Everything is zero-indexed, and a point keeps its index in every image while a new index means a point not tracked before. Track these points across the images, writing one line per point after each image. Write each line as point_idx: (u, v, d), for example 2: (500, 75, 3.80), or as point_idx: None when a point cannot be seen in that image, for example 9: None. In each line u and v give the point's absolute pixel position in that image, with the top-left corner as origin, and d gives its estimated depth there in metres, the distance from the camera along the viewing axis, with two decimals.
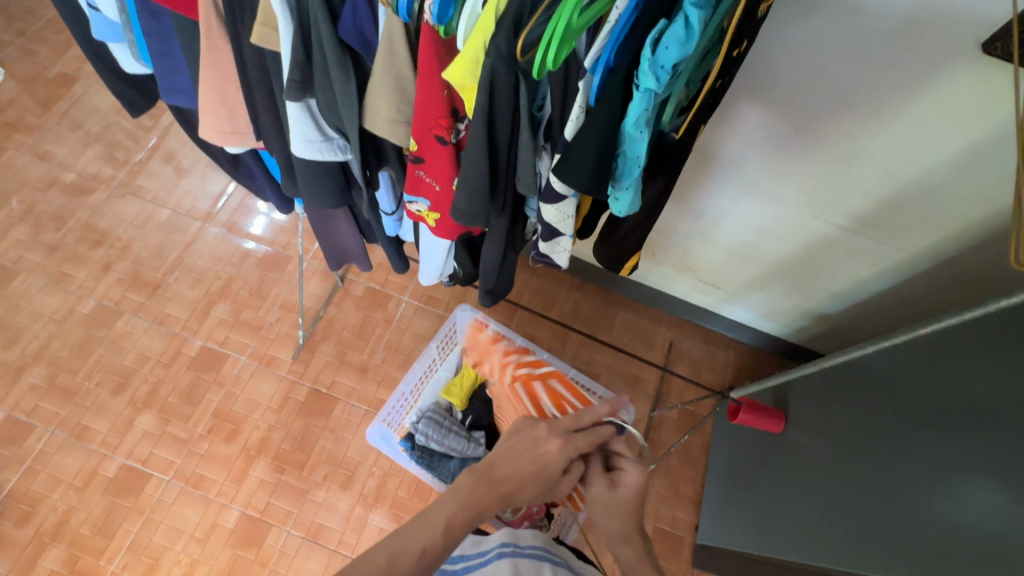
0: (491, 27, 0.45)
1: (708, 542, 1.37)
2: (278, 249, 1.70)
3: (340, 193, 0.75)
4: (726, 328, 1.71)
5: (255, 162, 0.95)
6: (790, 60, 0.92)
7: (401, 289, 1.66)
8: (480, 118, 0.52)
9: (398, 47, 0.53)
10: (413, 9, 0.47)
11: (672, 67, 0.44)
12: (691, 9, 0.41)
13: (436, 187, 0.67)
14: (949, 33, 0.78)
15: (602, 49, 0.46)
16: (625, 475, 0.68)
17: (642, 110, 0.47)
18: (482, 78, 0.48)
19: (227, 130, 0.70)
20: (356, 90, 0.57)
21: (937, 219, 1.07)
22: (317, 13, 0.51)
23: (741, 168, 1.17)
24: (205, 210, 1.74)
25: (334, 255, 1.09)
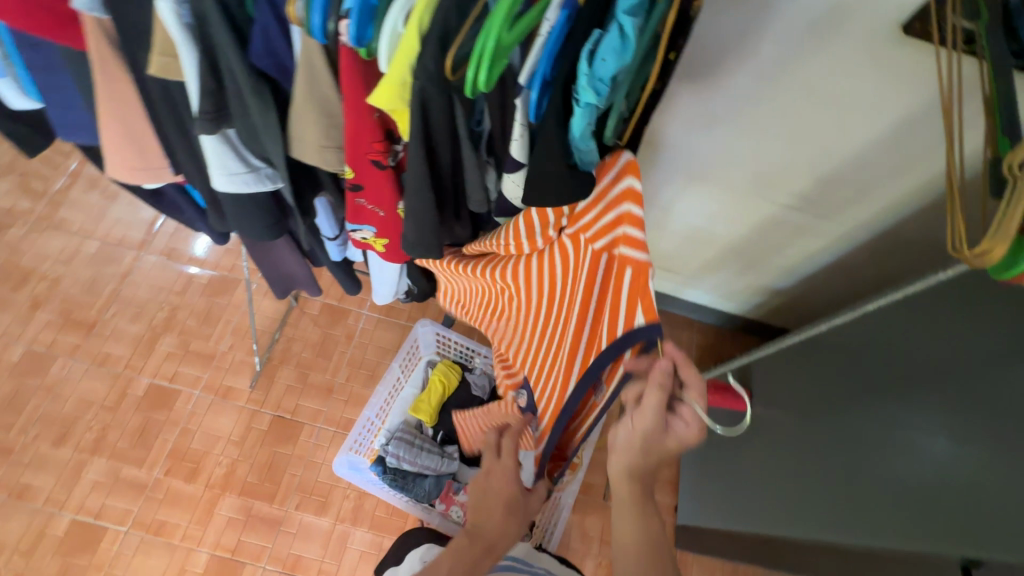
0: (416, 46, 0.42)
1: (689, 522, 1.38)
2: (224, 273, 1.61)
3: (275, 224, 0.70)
4: (687, 310, 1.74)
5: (180, 194, 0.88)
6: (727, 47, 0.92)
7: (360, 303, 1.60)
8: (416, 142, 0.48)
9: (318, 70, 0.49)
10: (328, 30, 0.43)
11: (610, 79, 0.43)
12: (623, 18, 0.40)
13: (380, 212, 0.64)
14: (875, 15, 0.80)
15: (537, 63, 0.44)
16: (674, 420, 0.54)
17: (586, 124, 0.45)
18: (413, 102, 0.45)
19: (138, 166, 0.63)
20: (277, 119, 0.53)
21: (876, 191, 1.11)
22: (221, 39, 0.46)
23: (688, 155, 1.18)
24: (140, 238, 1.63)
25: (280, 283, 1.03)
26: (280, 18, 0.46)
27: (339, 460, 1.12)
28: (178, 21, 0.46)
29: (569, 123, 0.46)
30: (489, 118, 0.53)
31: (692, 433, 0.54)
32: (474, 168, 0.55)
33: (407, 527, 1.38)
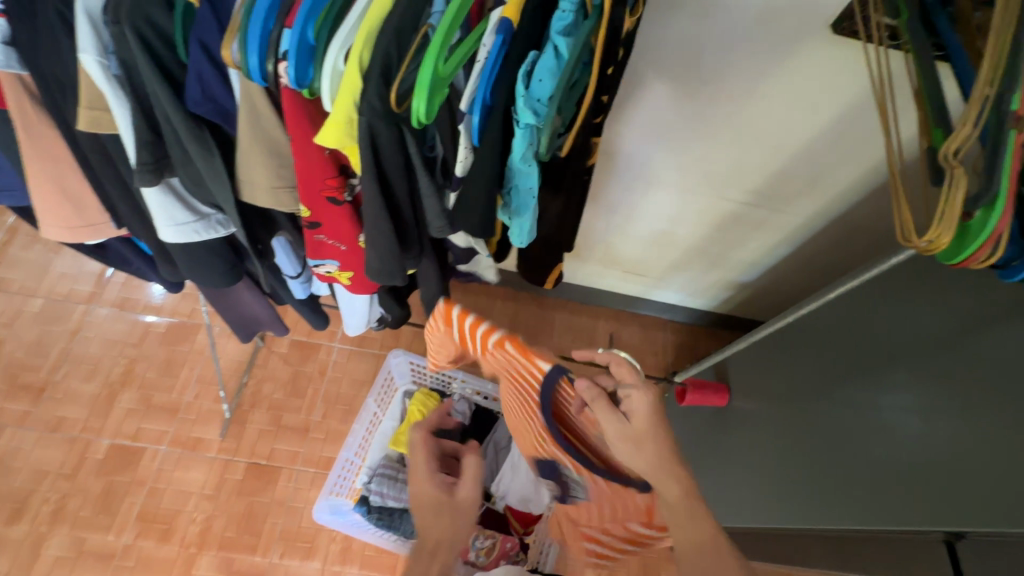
0: (359, 82, 0.41)
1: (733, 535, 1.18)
2: (183, 319, 1.54)
3: (232, 270, 0.67)
4: (659, 311, 1.76)
5: (126, 246, 0.84)
6: (671, 56, 0.94)
7: (330, 336, 1.56)
8: (369, 176, 0.47)
9: (261, 111, 0.48)
10: (267, 71, 0.42)
11: (548, 99, 0.43)
12: (558, 39, 0.42)
13: (342, 247, 0.62)
14: (806, 18, 0.83)
15: (476, 89, 0.44)
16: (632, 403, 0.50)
17: (527, 146, 0.45)
18: (361, 139, 0.44)
19: (76, 223, 0.60)
20: (223, 164, 0.51)
21: (826, 181, 1.15)
22: (155, 88, 0.44)
23: (645, 161, 1.20)
24: (88, 290, 1.54)
25: (244, 327, 0.99)
26: (216, 63, 0.44)
27: (319, 506, 1.08)
28: (106, 71, 0.44)
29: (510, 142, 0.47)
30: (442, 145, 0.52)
31: (631, 374, 0.52)
32: (432, 193, 0.54)
33: (399, 563, 1.33)
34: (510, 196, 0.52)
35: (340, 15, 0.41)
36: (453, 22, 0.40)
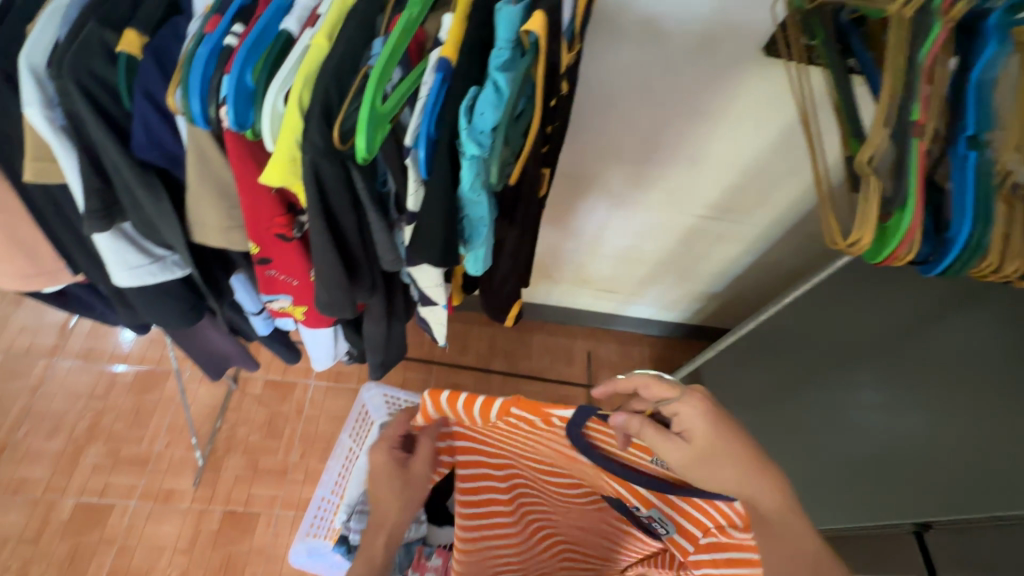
0: (300, 123, 0.42)
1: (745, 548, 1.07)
2: (151, 366, 1.50)
3: (191, 310, 0.67)
4: (634, 326, 1.79)
5: (86, 290, 0.83)
6: (618, 83, 0.99)
7: (306, 373, 1.54)
8: (316, 211, 0.49)
9: (209, 154, 0.49)
10: (210, 116, 0.43)
11: (491, 131, 0.45)
12: (497, 76, 0.43)
13: (293, 282, 0.63)
14: (739, 41, 0.89)
15: (420, 124, 0.46)
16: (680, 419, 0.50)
17: (475, 176, 0.47)
18: (306, 175, 0.45)
19: (28, 273, 0.60)
20: (172, 206, 0.51)
21: (778, 191, 1.20)
22: (100, 137, 0.45)
23: (605, 183, 1.24)
24: (51, 343, 1.50)
25: (212, 366, 0.98)
26: (161, 110, 0.45)
27: (297, 548, 1.07)
28: (52, 125, 0.44)
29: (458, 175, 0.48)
30: (391, 179, 0.54)
31: (670, 389, 0.50)
32: (381, 226, 0.55)
33: None
34: (463, 226, 0.55)
35: (278, 60, 0.43)
36: (390, 64, 0.42)
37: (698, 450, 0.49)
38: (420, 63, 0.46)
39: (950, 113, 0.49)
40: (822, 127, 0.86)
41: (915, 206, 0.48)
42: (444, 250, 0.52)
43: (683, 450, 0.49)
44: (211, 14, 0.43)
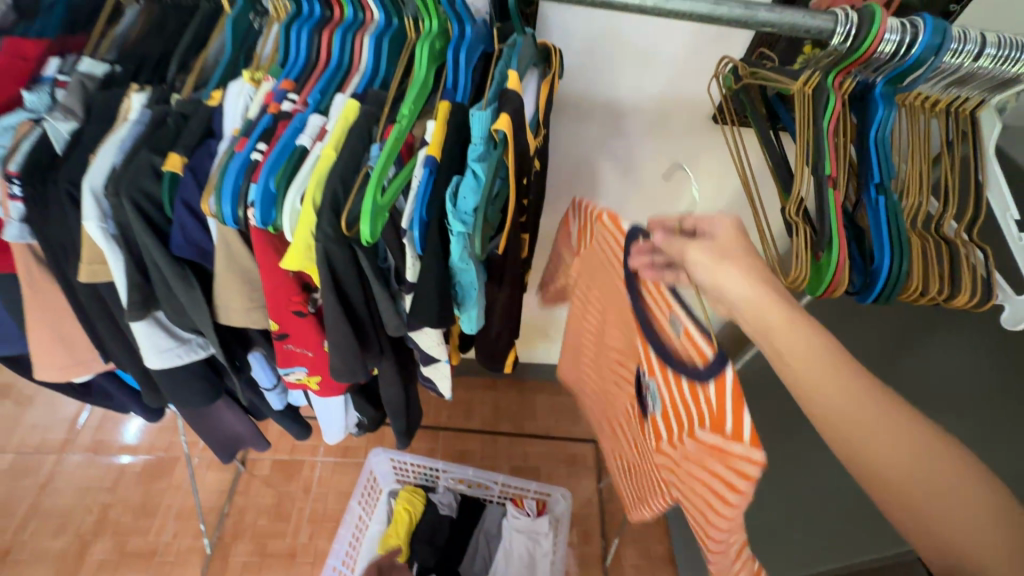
0: (313, 217, 0.51)
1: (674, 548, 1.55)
2: (159, 454, 1.52)
3: (211, 387, 0.74)
4: None
5: (111, 382, 0.89)
6: (587, 155, 1.10)
7: (313, 450, 1.55)
8: (328, 288, 0.56)
9: (235, 248, 0.57)
10: (238, 216, 0.52)
11: (473, 211, 0.54)
12: (476, 165, 0.53)
13: (310, 353, 0.69)
14: (690, 116, 1.01)
15: (413, 209, 0.54)
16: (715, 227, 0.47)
17: (462, 249, 0.56)
18: (318, 259, 0.53)
19: (68, 362, 0.67)
20: (202, 293, 0.59)
21: None
22: (146, 240, 0.53)
23: None
24: (61, 438, 1.53)
25: (225, 446, 1.02)
26: (197, 215, 0.54)
27: None
28: (105, 233, 0.53)
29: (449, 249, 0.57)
30: (390, 256, 0.62)
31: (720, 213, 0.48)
32: (384, 297, 0.63)
33: None
34: (455, 291, 0.62)
35: (294, 168, 0.52)
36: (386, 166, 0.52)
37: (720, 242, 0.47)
38: (410, 162, 0.55)
39: (858, 166, 0.58)
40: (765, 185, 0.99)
41: (838, 244, 0.55)
42: (440, 314, 0.59)
43: (709, 254, 0.46)
44: (239, 135, 0.53)
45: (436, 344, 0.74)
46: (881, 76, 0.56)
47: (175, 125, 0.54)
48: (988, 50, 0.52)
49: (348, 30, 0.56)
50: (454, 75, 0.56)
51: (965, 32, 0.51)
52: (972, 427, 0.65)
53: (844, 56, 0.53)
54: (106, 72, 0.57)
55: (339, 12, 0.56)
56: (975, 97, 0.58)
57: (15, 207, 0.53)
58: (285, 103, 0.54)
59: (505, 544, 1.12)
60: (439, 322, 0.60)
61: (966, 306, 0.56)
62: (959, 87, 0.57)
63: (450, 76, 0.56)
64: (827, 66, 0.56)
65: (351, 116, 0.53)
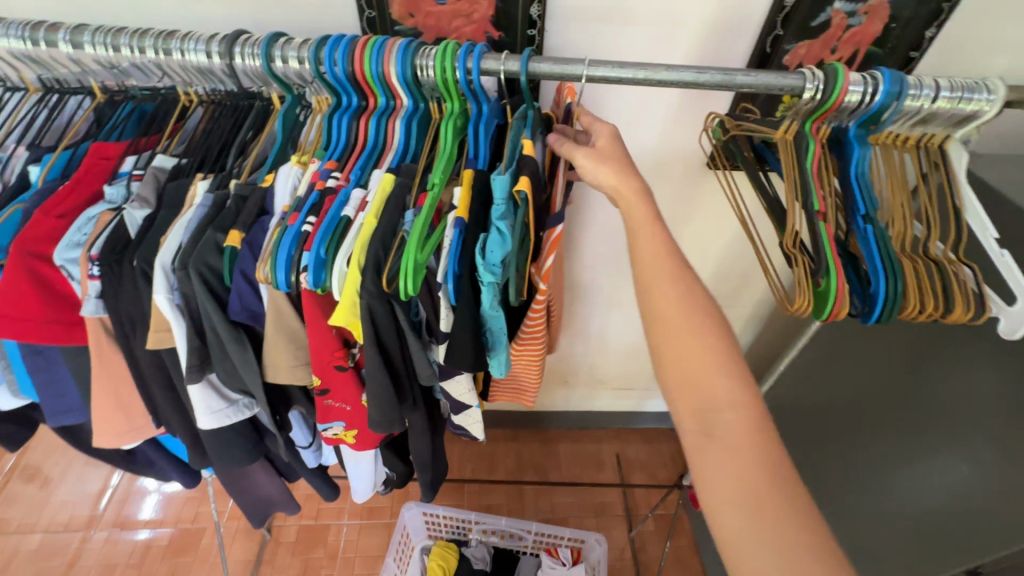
0: (359, 276, 0.57)
1: None
2: (184, 525, 1.52)
3: (253, 446, 0.77)
4: (657, 421, 1.93)
5: (153, 449, 0.93)
6: (592, 205, 1.18)
7: (338, 513, 1.55)
8: (371, 341, 0.61)
9: (285, 311, 0.63)
10: (291, 280, 0.58)
11: (500, 262, 0.60)
12: (500, 223, 0.58)
13: (347, 407, 0.74)
14: (685, 165, 1.09)
15: (446, 265, 0.60)
16: (597, 130, 0.62)
17: (492, 298, 0.61)
18: (363, 314, 0.59)
19: (125, 428, 0.72)
20: (253, 352, 0.65)
21: (754, 277, 1.37)
22: (207, 308, 0.60)
23: (598, 289, 1.39)
24: (87, 516, 1.54)
25: (258, 510, 1.04)
26: (253, 282, 0.61)
27: None
28: (172, 303, 0.59)
29: (479, 299, 0.62)
30: (423, 309, 0.67)
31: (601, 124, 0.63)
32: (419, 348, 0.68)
33: None
34: (485, 337, 0.67)
35: (340, 236, 0.59)
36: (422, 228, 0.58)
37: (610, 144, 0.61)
38: (440, 224, 0.61)
39: (845, 200, 0.64)
40: (762, 223, 1.05)
41: (835, 271, 0.60)
42: (473, 359, 0.64)
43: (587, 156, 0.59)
44: (291, 211, 0.60)
45: (466, 392, 0.78)
46: (854, 120, 0.63)
47: (233, 206, 0.62)
48: (943, 92, 0.59)
49: (382, 115, 0.64)
50: (476, 146, 0.63)
51: (920, 81, 0.59)
52: (991, 439, 0.67)
53: (820, 105, 0.60)
54: (174, 165, 0.66)
55: (372, 101, 0.65)
56: (941, 133, 0.65)
57: (92, 285, 0.60)
58: (329, 180, 0.62)
59: None
60: (476, 367, 0.65)
61: (965, 320, 0.59)
62: (925, 125, 0.64)
63: (473, 147, 0.63)
64: (804, 116, 0.63)
65: (388, 187, 0.60)
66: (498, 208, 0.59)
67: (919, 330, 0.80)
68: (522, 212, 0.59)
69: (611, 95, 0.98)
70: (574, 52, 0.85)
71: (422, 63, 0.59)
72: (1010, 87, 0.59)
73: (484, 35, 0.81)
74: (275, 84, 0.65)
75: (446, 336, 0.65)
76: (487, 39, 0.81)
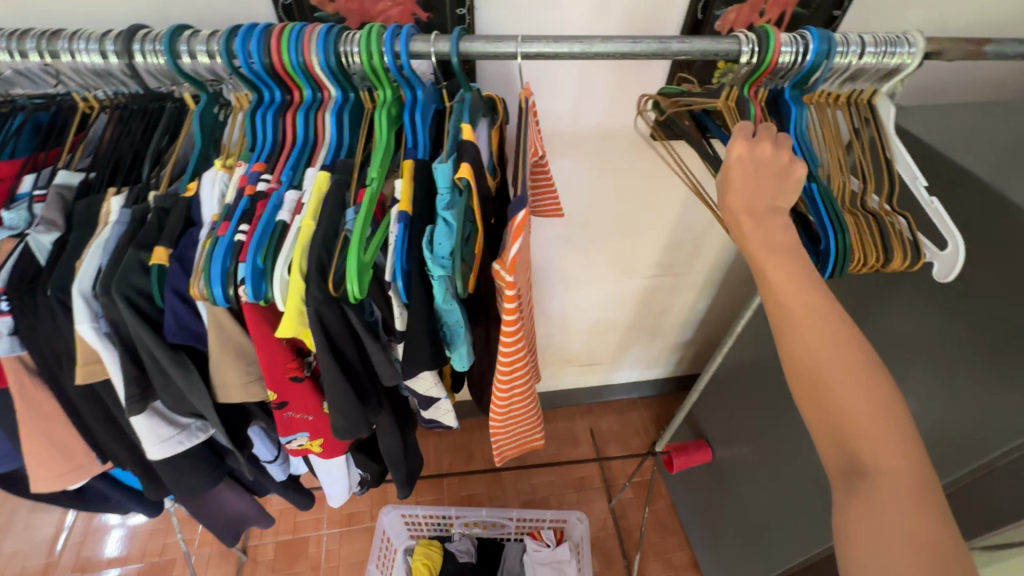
0: (302, 283, 0.54)
1: (706, 550, 1.60)
2: (152, 559, 1.45)
3: (214, 470, 0.73)
4: (626, 391, 2.00)
5: (105, 483, 0.86)
6: None
7: (317, 524, 1.51)
8: (324, 348, 0.59)
9: (226, 326, 0.59)
10: (228, 294, 0.54)
11: (449, 254, 0.58)
12: (446, 213, 0.56)
13: (309, 417, 0.70)
14: (629, 139, 1.10)
15: (394, 261, 0.58)
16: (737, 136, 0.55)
17: (445, 290, 0.59)
18: (311, 322, 0.55)
19: (65, 470, 0.66)
20: (199, 373, 0.60)
21: (704, 243, 1.43)
22: (139, 333, 0.55)
23: (556, 270, 1.40)
24: (41, 563, 1.44)
25: (230, 530, 0.99)
26: (188, 299, 0.56)
27: None
28: (98, 332, 0.54)
29: (433, 294, 0.60)
30: (377, 309, 0.64)
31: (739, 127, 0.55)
32: (377, 350, 0.65)
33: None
34: (444, 331, 0.65)
35: (277, 242, 0.55)
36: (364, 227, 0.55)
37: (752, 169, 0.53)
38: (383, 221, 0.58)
39: None
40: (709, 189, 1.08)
41: None
42: (434, 357, 0.62)
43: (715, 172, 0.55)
44: (220, 220, 0.56)
45: (432, 386, 0.76)
46: (788, 82, 0.64)
47: (155, 220, 0.57)
48: (869, 48, 0.61)
49: (309, 109, 0.60)
50: (413, 135, 0.60)
51: (847, 38, 0.60)
52: (934, 374, 0.72)
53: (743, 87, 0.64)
54: (81, 180, 0.61)
55: (298, 94, 0.60)
56: (869, 88, 0.67)
57: (4, 321, 0.54)
58: (259, 183, 0.58)
59: None
60: (436, 365, 0.63)
61: (903, 267, 0.62)
62: (853, 82, 0.66)
63: (410, 136, 0.60)
64: (742, 80, 0.63)
65: (324, 185, 0.57)
66: (442, 199, 0.57)
67: (860, 280, 0.84)
68: (467, 201, 0.57)
69: (550, 73, 0.96)
70: (508, 30, 0.83)
71: (346, 50, 0.55)
72: (928, 40, 0.61)
73: (412, 16, 0.77)
74: (185, 83, 0.60)
75: (402, 334, 0.63)
76: (415, 21, 0.77)
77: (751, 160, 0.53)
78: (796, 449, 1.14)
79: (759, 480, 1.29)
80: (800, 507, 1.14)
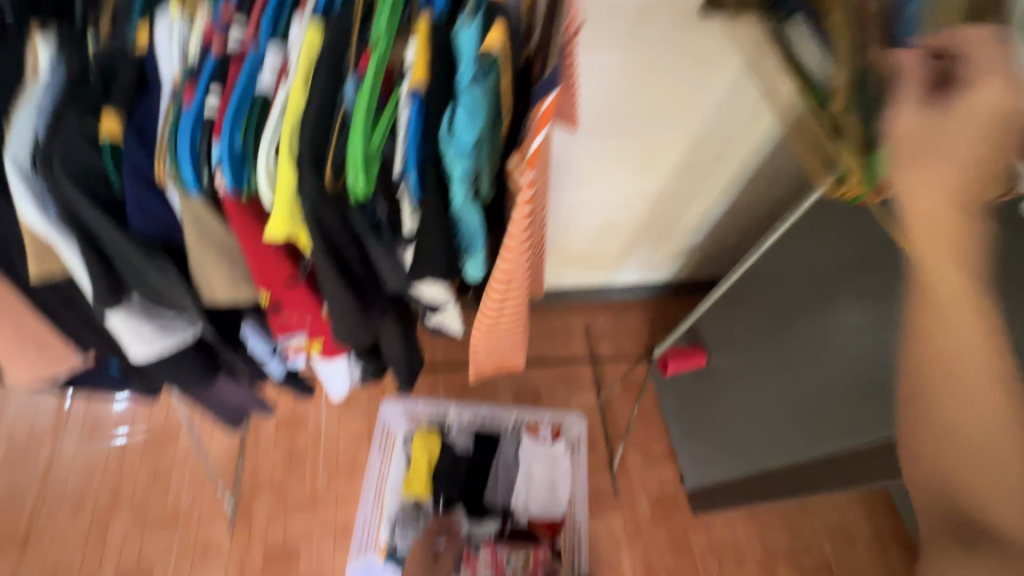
0: (292, 172, 0.46)
1: (685, 444, 1.71)
2: (157, 427, 1.49)
3: (208, 369, 0.69)
4: (625, 293, 1.96)
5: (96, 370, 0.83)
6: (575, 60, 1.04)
7: (315, 403, 1.55)
8: (321, 251, 0.51)
9: (207, 223, 0.50)
10: (200, 177, 0.47)
11: (472, 145, 0.47)
12: (468, 91, 0.45)
13: (308, 323, 0.65)
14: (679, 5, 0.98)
15: (405, 152, 0.48)
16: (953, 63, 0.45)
17: (466, 191, 0.50)
18: (306, 220, 0.48)
19: None
20: (177, 275, 0.53)
21: (736, 143, 1.33)
22: (94, 221, 0.47)
23: (574, 164, 1.29)
24: (50, 424, 1.48)
25: (232, 416, 0.99)
26: (150, 184, 0.47)
27: None
28: (43, 217, 0.47)
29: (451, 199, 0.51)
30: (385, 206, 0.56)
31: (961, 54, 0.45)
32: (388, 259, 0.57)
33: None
34: (461, 240, 0.56)
35: (258, 117, 0.47)
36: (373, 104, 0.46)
37: (933, 142, 0.43)
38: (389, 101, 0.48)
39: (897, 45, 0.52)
40: (766, 74, 0.96)
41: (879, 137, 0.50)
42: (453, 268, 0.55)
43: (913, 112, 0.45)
44: (184, 82, 0.47)
45: (438, 292, 0.70)
46: None
47: (100, 81, 0.48)
48: None
49: None
50: None
51: None
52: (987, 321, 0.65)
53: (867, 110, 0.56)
54: None
55: None
56: None
57: None
58: (230, 36, 0.48)
59: (524, 469, 1.19)
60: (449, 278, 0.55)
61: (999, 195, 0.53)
62: None
63: None
64: None
65: (314, 45, 0.46)
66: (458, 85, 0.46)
67: None
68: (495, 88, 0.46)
69: None
70: None
71: None
72: None
73: None
74: None
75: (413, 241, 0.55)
76: None
77: (995, 110, 0.43)
78: (793, 364, 1.16)
79: (749, 386, 1.34)
80: (786, 417, 1.19)
